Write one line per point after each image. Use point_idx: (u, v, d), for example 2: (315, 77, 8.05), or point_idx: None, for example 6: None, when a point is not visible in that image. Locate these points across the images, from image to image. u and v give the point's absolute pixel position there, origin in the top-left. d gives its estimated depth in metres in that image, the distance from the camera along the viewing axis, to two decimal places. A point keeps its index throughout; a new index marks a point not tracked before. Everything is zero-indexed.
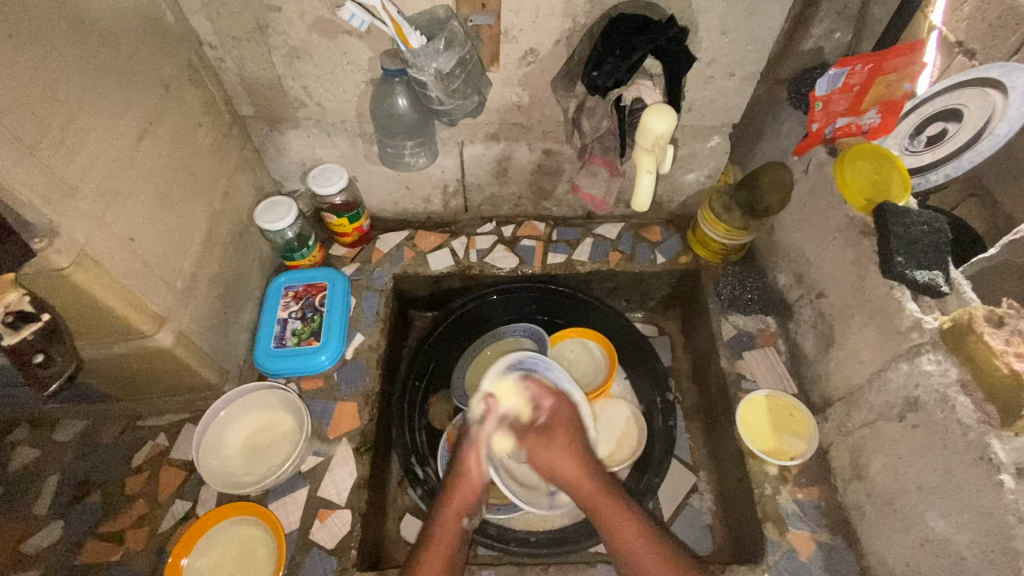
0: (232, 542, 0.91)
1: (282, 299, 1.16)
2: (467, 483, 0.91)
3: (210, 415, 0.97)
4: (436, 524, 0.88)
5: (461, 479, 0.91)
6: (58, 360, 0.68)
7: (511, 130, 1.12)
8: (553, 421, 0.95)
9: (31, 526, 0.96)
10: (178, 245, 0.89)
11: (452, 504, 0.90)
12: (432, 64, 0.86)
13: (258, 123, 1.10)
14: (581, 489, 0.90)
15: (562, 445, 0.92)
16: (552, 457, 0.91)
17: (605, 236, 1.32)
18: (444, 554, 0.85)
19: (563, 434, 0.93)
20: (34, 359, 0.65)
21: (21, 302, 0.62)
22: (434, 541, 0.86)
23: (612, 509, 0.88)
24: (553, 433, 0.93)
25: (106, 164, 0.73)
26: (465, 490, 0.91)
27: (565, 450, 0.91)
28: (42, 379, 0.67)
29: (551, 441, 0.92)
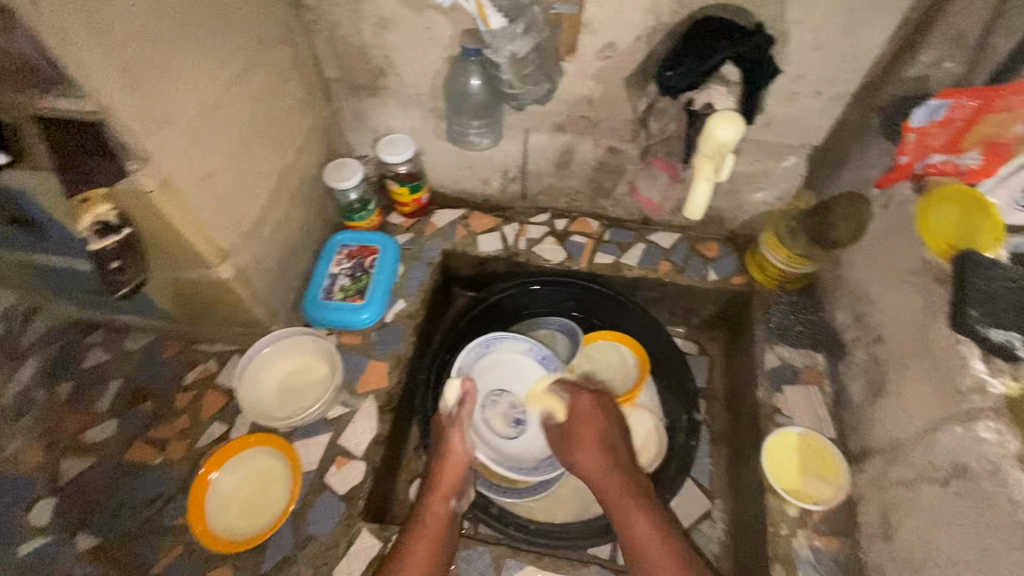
0: (256, 468, 1.00)
1: (336, 256, 1.22)
2: (453, 463, 0.96)
3: (254, 351, 1.05)
4: (424, 505, 0.92)
5: (445, 459, 0.97)
6: (129, 269, 0.82)
7: (578, 123, 1.11)
8: (578, 419, 1.01)
9: (92, 419, 1.07)
10: (252, 189, 0.96)
11: (440, 485, 0.94)
12: (508, 46, 0.86)
13: (340, 87, 1.16)
14: (604, 484, 0.93)
15: (586, 436, 0.98)
16: (574, 450, 0.97)
17: (658, 244, 1.29)
18: (434, 534, 0.88)
19: (587, 428, 0.99)
20: (111, 264, 0.79)
21: (107, 216, 0.75)
22: (426, 525, 0.88)
23: (632, 504, 0.89)
24: (578, 432, 0.99)
25: (199, 104, 0.80)
26: (445, 474, 0.95)
27: (583, 441, 0.97)
28: (114, 281, 0.81)
29: (575, 438, 0.99)
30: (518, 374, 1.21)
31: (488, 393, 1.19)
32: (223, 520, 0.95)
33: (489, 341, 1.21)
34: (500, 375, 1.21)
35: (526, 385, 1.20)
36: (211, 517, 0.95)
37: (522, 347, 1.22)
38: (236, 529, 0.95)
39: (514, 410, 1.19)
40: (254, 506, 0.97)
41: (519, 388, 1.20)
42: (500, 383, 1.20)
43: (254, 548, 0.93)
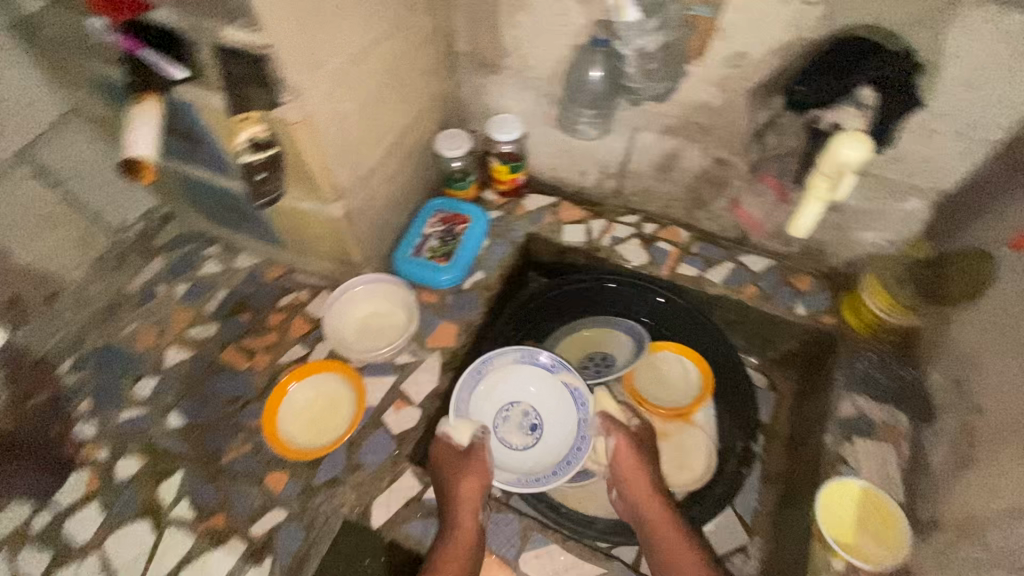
0: (326, 392, 1.08)
1: (430, 219, 1.29)
2: (478, 480, 0.95)
3: (348, 285, 1.14)
4: (452, 523, 0.91)
5: (472, 477, 0.96)
6: (274, 181, 0.88)
7: (690, 129, 1.10)
8: (646, 439, 1.06)
9: (197, 319, 1.21)
10: (375, 141, 1.04)
11: (466, 503, 0.93)
12: (637, 40, 0.88)
13: (466, 60, 1.22)
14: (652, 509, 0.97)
15: (648, 458, 1.02)
16: (633, 466, 1.00)
17: (749, 267, 1.25)
18: (467, 551, 0.88)
19: (651, 451, 1.04)
20: (259, 175, 0.85)
21: (258, 133, 0.82)
22: (459, 543, 0.89)
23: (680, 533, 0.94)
24: (643, 451, 1.03)
25: (350, 54, 0.88)
26: (468, 487, 0.94)
27: (645, 461, 1.01)
28: (262, 193, 0.88)
29: (637, 452, 1.02)
30: (515, 384, 1.14)
31: (496, 412, 1.12)
32: (291, 428, 1.05)
33: (478, 371, 1.11)
34: (501, 390, 1.13)
35: (530, 391, 1.14)
36: (282, 422, 1.05)
37: (515, 358, 1.13)
38: (299, 440, 1.04)
39: (528, 417, 1.12)
40: (319, 426, 1.05)
41: (525, 396, 1.14)
42: (503, 398, 1.13)
43: (311, 463, 1.02)
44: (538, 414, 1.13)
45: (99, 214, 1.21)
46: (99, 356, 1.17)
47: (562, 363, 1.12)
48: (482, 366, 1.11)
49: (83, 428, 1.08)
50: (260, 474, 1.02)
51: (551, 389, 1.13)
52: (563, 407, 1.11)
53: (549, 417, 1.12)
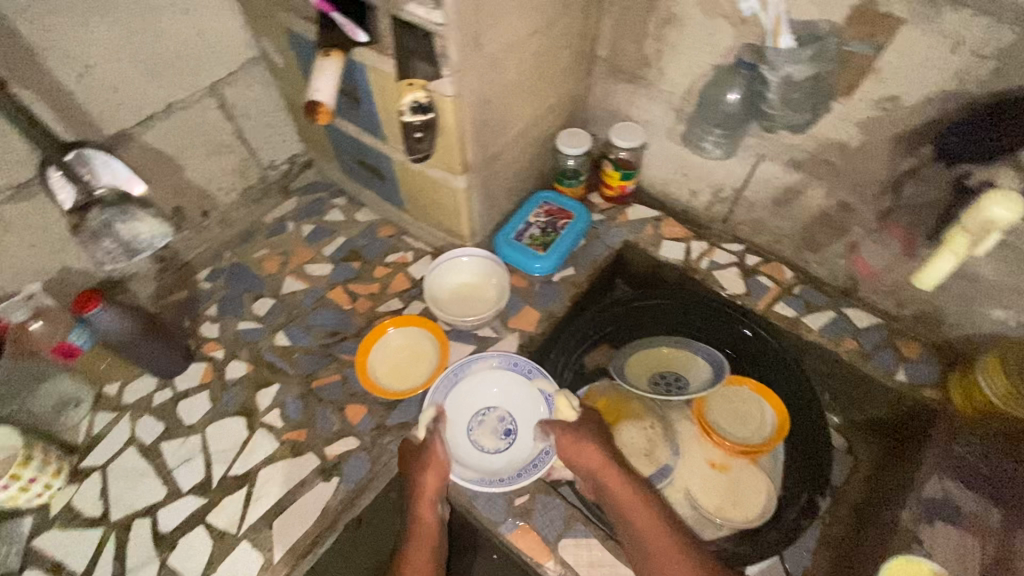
0: (415, 345, 1.18)
1: (536, 209, 1.34)
2: (434, 475, 0.96)
3: (456, 252, 1.22)
4: (414, 516, 0.96)
5: (429, 473, 0.96)
6: (427, 143, 0.98)
7: (819, 167, 1.08)
8: (590, 425, 1.01)
9: (315, 257, 1.35)
10: (507, 126, 1.11)
11: (422, 499, 0.96)
12: (787, 67, 0.88)
13: (603, 66, 1.27)
14: (616, 487, 0.95)
15: (591, 439, 0.99)
16: (577, 445, 0.98)
17: (851, 320, 1.21)
18: (429, 542, 0.95)
19: (598, 434, 1.00)
20: (416, 135, 0.96)
21: (421, 98, 0.90)
22: (421, 538, 0.95)
23: (647, 512, 0.93)
24: (584, 431, 1.00)
25: (509, 44, 0.95)
26: (428, 485, 0.96)
27: (592, 441, 0.98)
28: (419, 150, 1.00)
29: (580, 436, 0.98)
30: (493, 392, 1.14)
31: (472, 417, 1.11)
32: (376, 364, 1.16)
33: (455, 375, 1.12)
34: (478, 396, 1.13)
35: (507, 398, 1.13)
36: (371, 357, 1.17)
37: (491, 364, 1.14)
38: (378, 376, 1.15)
39: (503, 422, 1.11)
40: (400, 372, 1.15)
41: (501, 402, 1.13)
42: (479, 406, 1.13)
43: (388, 405, 1.11)
44: (513, 422, 1.11)
45: (257, 151, 1.36)
46: (231, 272, 1.33)
47: (539, 371, 1.12)
48: (460, 371, 1.12)
49: (207, 329, 1.24)
50: (342, 403, 1.12)
51: (527, 396, 1.12)
52: (539, 414, 1.11)
53: (524, 424, 1.11)
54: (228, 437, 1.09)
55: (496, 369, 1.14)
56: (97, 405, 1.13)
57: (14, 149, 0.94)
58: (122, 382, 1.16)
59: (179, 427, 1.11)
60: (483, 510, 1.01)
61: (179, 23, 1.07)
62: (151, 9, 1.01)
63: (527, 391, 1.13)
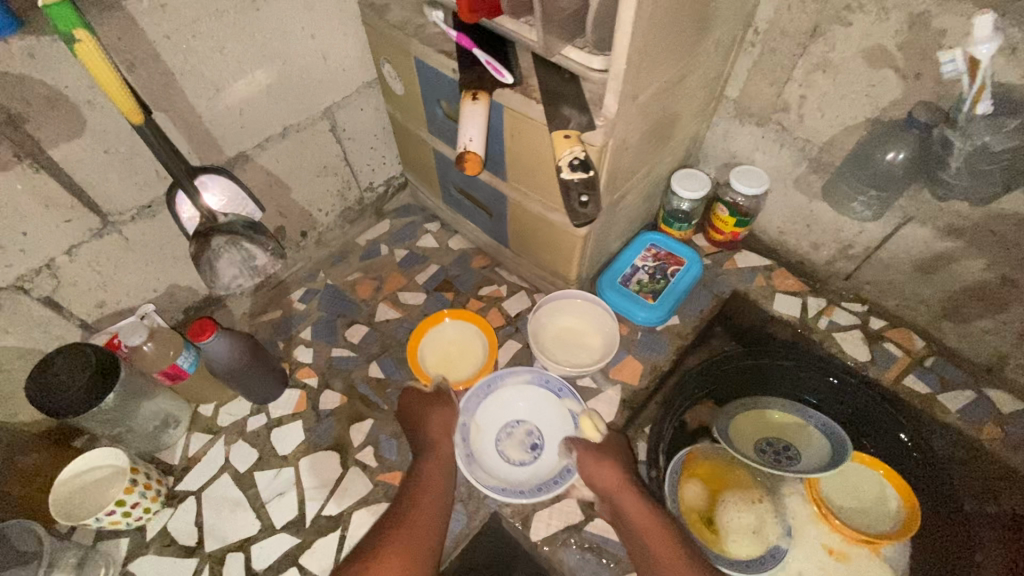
0: (467, 339, 1.16)
1: (643, 251, 1.28)
2: (445, 411, 1.00)
3: (569, 293, 1.17)
4: (423, 446, 0.97)
5: (440, 406, 1.01)
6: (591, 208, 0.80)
7: (983, 237, 0.97)
8: (612, 447, 0.97)
9: (408, 285, 1.32)
10: (634, 170, 1.04)
11: (434, 427, 0.98)
12: (983, 136, 0.82)
13: (730, 106, 1.18)
14: (633, 509, 0.89)
15: (614, 460, 0.94)
16: (599, 466, 0.93)
17: (994, 403, 1.10)
18: (443, 466, 0.95)
19: (621, 457, 0.96)
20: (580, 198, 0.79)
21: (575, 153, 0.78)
22: (437, 457, 0.95)
23: (664, 536, 0.86)
24: (607, 452, 0.96)
25: (657, 89, 0.88)
26: (441, 416, 0.99)
27: (614, 462, 0.94)
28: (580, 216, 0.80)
29: (603, 457, 0.95)
30: (523, 404, 1.09)
31: (499, 429, 1.06)
32: (431, 345, 1.16)
33: (485, 386, 1.08)
34: (508, 408, 1.08)
35: (535, 411, 1.08)
36: (431, 336, 1.16)
37: (523, 377, 1.09)
38: (426, 360, 1.14)
39: (531, 436, 1.06)
40: (449, 365, 1.13)
41: (530, 415, 1.08)
42: (507, 417, 1.08)
43: None
44: (540, 437, 1.06)
45: (358, 172, 1.34)
46: (324, 294, 1.31)
47: (570, 391, 1.06)
48: (492, 382, 1.08)
49: (300, 353, 1.22)
50: None
51: (557, 415, 1.07)
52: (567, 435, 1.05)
53: (553, 440, 1.05)
54: (323, 472, 1.07)
55: (527, 383, 1.09)
56: (194, 425, 1.13)
57: (142, 170, 0.94)
58: (217, 403, 1.15)
59: (273, 457, 1.09)
60: None
61: (305, 47, 1.05)
62: (281, 32, 0.99)
63: (556, 409, 1.07)
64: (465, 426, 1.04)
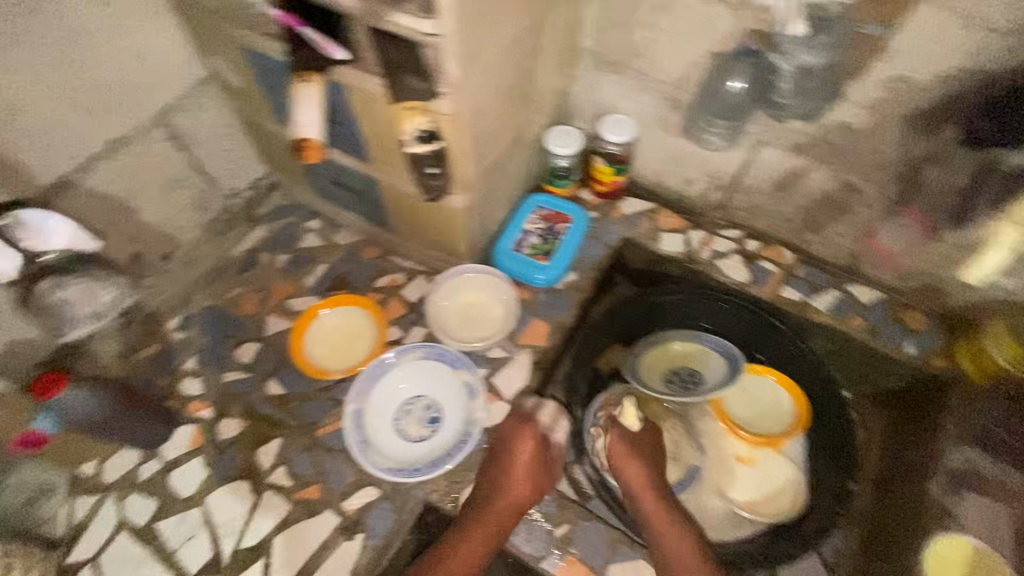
0: (354, 325, 1.13)
1: (531, 215, 1.27)
2: (511, 472, 0.96)
3: (461, 269, 1.14)
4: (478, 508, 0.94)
5: (506, 465, 0.96)
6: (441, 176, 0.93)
7: (822, 150, 1.05)
8: (646, 443, 1.05)
9: (296, 291, 1.24)
10: (499, 133, 1.02)
11: (495, 489, 0.95)
12: (801, 54, 0.87)
13: (587, 56, 1.19)
14: (647, 502, 0.97)
15: (645, 460, 1.01)
16: (628, 463, 1.00)
17: (855, 297, 1.20)
18: (489, 527, 0.92)
19: (649, 455, 1.03)
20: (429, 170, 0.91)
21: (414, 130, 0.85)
22: (481, 511, 0.93)
23: (667, 522, 0.95)
24: (640, 449, 1.03)
25: (497, 47, 0.85)
26: (520, 494, 0.95)
27: (645, 459, 1.01)
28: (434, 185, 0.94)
29: (635, 453, 1.02)
30: (420, 381, 1.07)
31: (397, 409, 1.05)
32: (317, 333, 1.13)
33: (377, 368, 1.06)
34: (405, 385, 1.07)
35: (433, 386, 1.07)
36: (317, 324, 1.13)
37: (417, 354, 1.08)
38: (312, 349, 1.11)
39: (430, 411, 1.05)
40: (336, 352, 1.11)
41: (428, 390, 1.07)
42: (404, 395, 1.07)
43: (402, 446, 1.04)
44: (439, 411, 1.06)
45: (215, 179, 1.23)
46: (204, 317, 1.21)
47: (465, 362, 1.07)
48: (385, 363, 1.06)
49: (187, 386, 1.12)
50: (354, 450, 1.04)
51: (453, 388, 1.07)
52: (464, 406, 1.05)
53: (450, 413, 1.05)
54: (234, 504, 1.00)
55: (421, 360, 1.08)
56: (77, 489, 1.02)
57: None
58: (100, 459, 1.05)
59: (175, 501, 1.01)
60: (524, 546, 0.97)
61: (114, 48, 0.93)
62: (78, 36, 0.87)
63: (453, 383, 1.07)
64: (359, 412, 1.03)
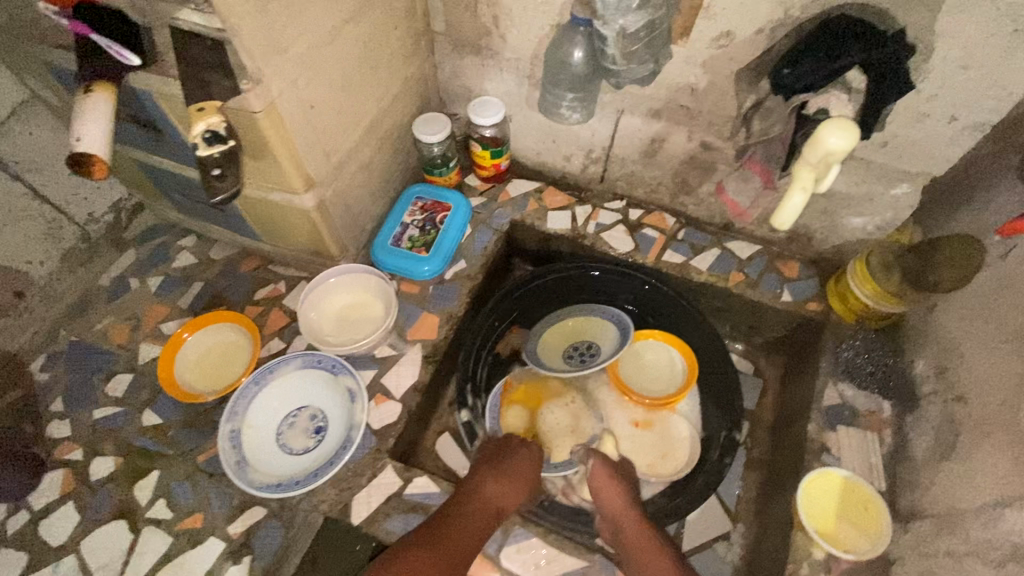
0: (232, 343, 1.10)
1: (410, 207, 1.25)
2: (503, 469, 0.97)
3: (320, 277, 1.10)
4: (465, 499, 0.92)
5: (499, 462, 0.98)
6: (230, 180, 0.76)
7: (676, 112, 1.07)
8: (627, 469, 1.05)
9: (170, 314, 1.18)
10: (346, 127, 0.98)
11: (488, 481, 0.94)
12: (619, 19, 0.83)
13: (443, 40, 1.16)
14: (626, 520, 0.94)
15: (624, 483, 1.00)
16: (609, 484, 0.99)
17: (735, 253, 1.24)
18: (472, 521, 0.89)
19: (626, 471, 1.05)
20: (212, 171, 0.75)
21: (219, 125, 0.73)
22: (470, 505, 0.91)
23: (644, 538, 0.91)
24: (620, 472, 1.03)
25: (312, 36, 0.82)
26: (502, 486, 0.94)
27: (623, 477, 1.02)
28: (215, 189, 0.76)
29: (616, 475, 1.01)
30: (303, 392, 1.05)
31: (280, 423, 1.02)
32: (191, 355, 1.08)
33: (254, 383, 1.03)
34: (288, 398, 1.04)
35: (316, 395, 1.05)
36: (190, 345, 1.09)
37: (295, 365, 1.05)
38: (184, 372, 1.07)
39: (314, 420, 1.03)
40: (210, 373, 1.07)
41: (312, 399, 1.05)
42: (287, 408, 1.04)
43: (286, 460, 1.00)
44: (324, 419, 1.03)
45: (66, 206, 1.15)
46: (71, 354, 1.14)
47: (343, 366, 1.04)
48: (262, 378, 1.03)
49: (54, 430, 1.05)
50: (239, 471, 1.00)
51: (336, 393, 1.04)
52: (346, 411, 1.02)
53: (334, 420, 1.03)
54: (112, 545, 0.95)
55: (301, 369, 1.05)
56: None
57: None
58: None
59: (47, 552, 0.96)
60: None
61: None
62: None
63: (335, 388, 1.04)
64: (236, 431, 0.99)
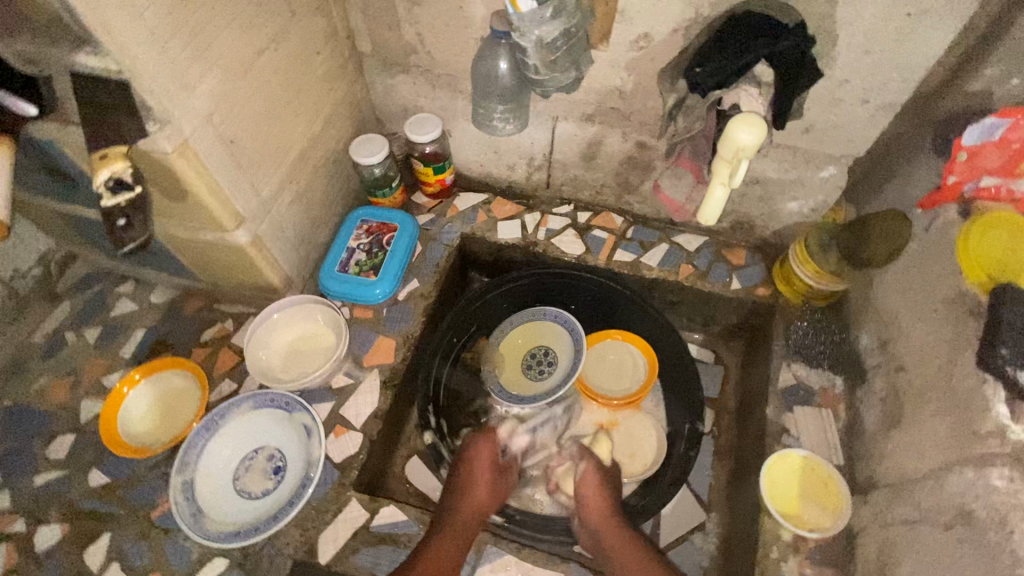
0: (177, 390, 1.06)
1: (355, 230, 1.23)
2: (483, 484, 0.97)
3: (263, 314, 1.08)
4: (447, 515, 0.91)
5: (478, 477, 0.97)
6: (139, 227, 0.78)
7: (608, 114, 1.09)
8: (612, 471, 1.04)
9: (112, 365, 1.13)
10: (275, 157, 0.96)
11: (468, 500, 0.93)
12: (535, 31, 0.82)
13: (372, 61, 1.16)
14: (608, 522, 0.93)
15: (608, 484, 0.99)
16: (592, 486, 0.98)
17: (683, 246, 1.26)
18: (457, 537, 0.88)
19: (611, 472, 1.04)
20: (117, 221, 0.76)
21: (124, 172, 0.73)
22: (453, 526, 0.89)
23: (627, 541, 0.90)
24: (606, 475, 1.02)
25: (223, 70, 0.80)
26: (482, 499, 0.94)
27: (607, 479, 1.01)
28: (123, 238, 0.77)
29: (601, 477, 1.00)
30: (258, 432, 1.02)
31: (236, 466, 0.99)
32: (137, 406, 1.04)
33: (205, 429, 0.99)
34: (243, 440, 1.01)
35: (272, 434, 1.02)
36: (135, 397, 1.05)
37: (247, 405, 1.02)
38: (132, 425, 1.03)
39: (272, 460, 1.00)
40: (158, 424, 1.03)
41: (268, 438, 1.02)
42: (243, 450, 1.01)
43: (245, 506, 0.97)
44: (281, 458, 1.00)
45: None
46: (6, 418, 1.08)
47: (297, 403, 1.01)
48: (213, 423, 1.00)
49: None
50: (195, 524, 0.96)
51: (292, 430, 1.01)
52: (304, 447, 1.00)
53: (292, 458, 1.00)
54: None
55: (253, 409, 1.02)
56: None
57: None
58: None
59: None
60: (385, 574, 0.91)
61: None
62: None
63: (290, 426, 1.02)
64: (190, 481, 0.96)
